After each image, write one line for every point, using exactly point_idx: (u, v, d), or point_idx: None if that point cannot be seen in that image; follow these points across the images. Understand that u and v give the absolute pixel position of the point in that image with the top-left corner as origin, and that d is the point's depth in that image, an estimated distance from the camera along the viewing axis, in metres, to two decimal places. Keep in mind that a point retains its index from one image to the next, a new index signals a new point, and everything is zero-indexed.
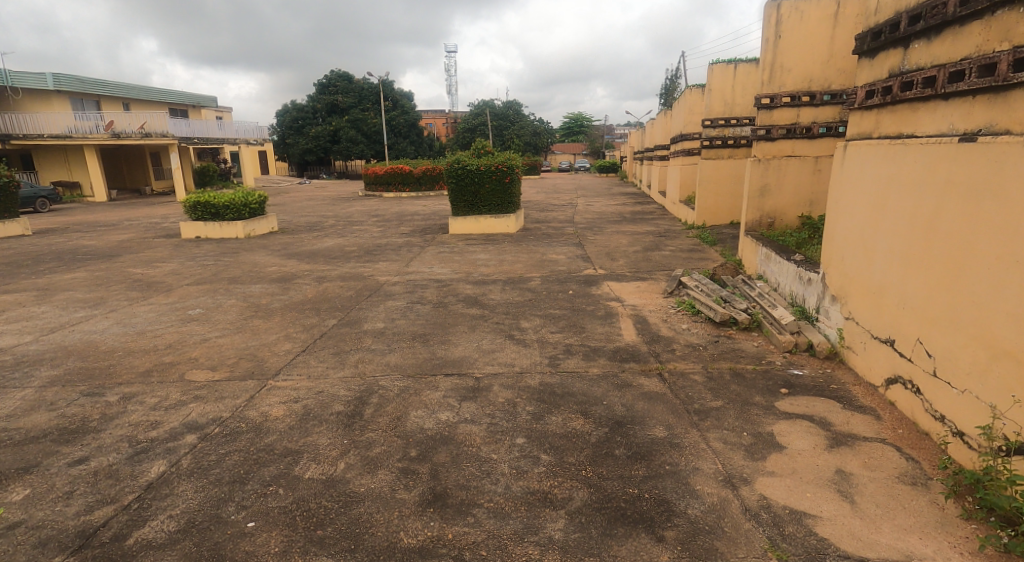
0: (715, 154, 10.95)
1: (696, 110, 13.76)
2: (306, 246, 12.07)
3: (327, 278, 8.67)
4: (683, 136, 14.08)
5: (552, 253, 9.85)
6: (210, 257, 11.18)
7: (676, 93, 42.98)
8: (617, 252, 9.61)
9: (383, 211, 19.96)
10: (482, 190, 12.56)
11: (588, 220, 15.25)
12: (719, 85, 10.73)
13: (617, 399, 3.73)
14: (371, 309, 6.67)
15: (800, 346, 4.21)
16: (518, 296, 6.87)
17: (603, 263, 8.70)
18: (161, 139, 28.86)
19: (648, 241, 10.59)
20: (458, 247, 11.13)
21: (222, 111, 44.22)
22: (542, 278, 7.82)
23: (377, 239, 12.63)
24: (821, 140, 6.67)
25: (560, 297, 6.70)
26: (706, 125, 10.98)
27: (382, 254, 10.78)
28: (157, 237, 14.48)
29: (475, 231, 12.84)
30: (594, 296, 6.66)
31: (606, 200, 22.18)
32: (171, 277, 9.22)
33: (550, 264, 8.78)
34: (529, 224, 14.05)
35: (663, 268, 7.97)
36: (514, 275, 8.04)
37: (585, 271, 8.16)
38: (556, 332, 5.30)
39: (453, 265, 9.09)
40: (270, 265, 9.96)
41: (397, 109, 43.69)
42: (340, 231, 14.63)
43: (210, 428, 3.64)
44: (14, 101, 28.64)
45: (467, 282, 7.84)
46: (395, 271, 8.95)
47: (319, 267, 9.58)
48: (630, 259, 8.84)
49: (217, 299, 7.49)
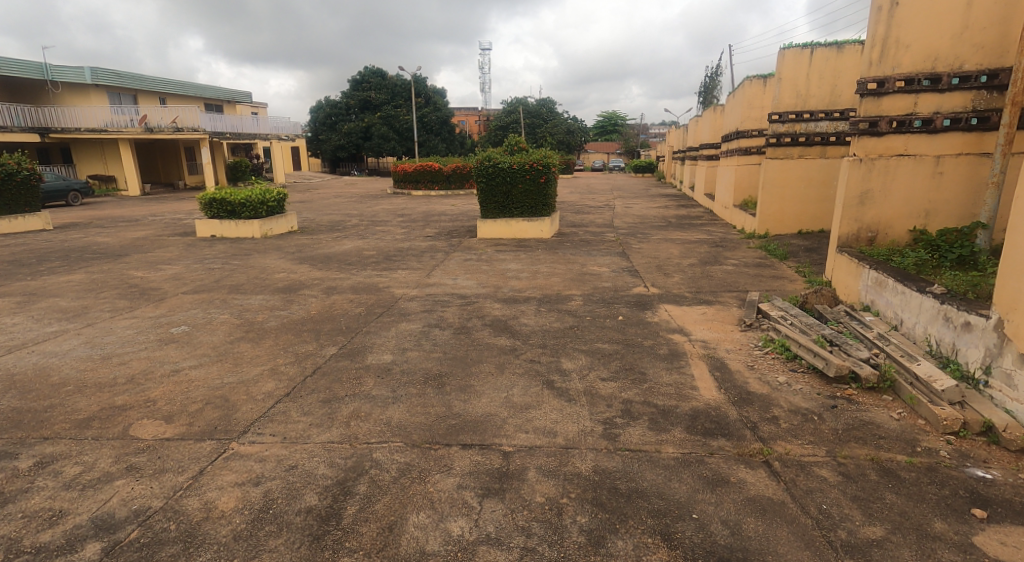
0: (783, 152, 9.69)
1: (755, 104, 12.42)
2: (324, 249, 11.09)
3: (338, 289, 7.59)
4: (739, 133, 12.75)
5: (594, 264, 8.64)
6: (220, 259, 10.28)
7: (717, 92, 41.25)
8: (669, 265, 8.37)
9: (409, 210, 18.99)
10: (514, 190, 11.45)
11: (628, 224, 14.01)
12: (790, 74, 9.43)
13: (712, 511, 2.53)
14: (381, 333, 5.56)
15: (971, 428, 2.98)
16: (557, 322, 5.69)
17: (654, 279, 7.46)
18: (193, 134, 28.59)
19: (703, 252, 9.31)
20: (487, 254, 9.99)
21: (256, 106, 44.14)
22: (584, 298, 6.61)
23: (399, 242, 11.64)
24: (945, 134, 5.35)
25: (608, 325, 5.51)
26: (774, 119, 9.73)
27: (404, 260, 9.70)
28: (172, 234, 13.66)
29: (506, 236, 11.70)
30: (650, 326, 5.44)
31: (645, 202, 20.89)
32: (170, 282, 8.28)
33: (592, 279, 7.58)
34: (565, 228, 12.84)
35: (729, 289, 6.71)
36: (550, 294, 6.86)
37: (634, 289, 6.94)
38: (609, 380, 4.11)
39: (481, 278, 7.98)
40: (279, 271, 8.97)
41: (430, 106, 43.02)
42: (362, 232, 13.67)
43: (123, 531, 2.57)
44: (53, 94, 28.73)
45: (495, 301, 6.69)
46: (415, 283, 7.85)
47: (332, 275, 8.54)
48: (687, 276, 7.59)
49: (209, 313, 6.48)
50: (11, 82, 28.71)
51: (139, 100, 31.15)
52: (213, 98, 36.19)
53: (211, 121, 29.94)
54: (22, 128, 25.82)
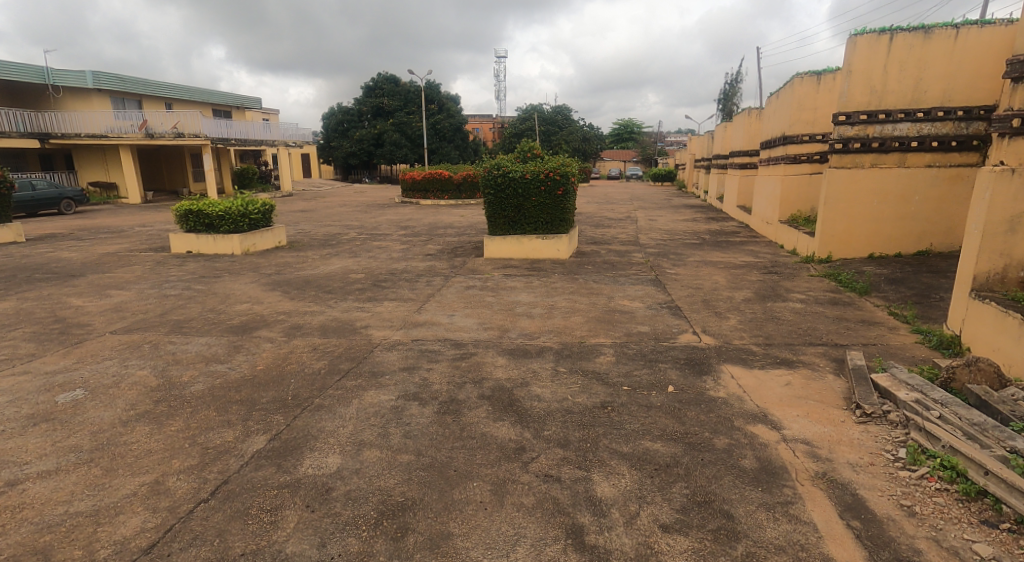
0: (852, 161, 8.24)
1: (808, 105, 10.86)
2: (306, 270, 9.59)
3: (304, 330, 6.06)
4: (787, 138, 11.17)
5: (623, 297, 7.07)
6: (184, 282, 8.81)
7: (738, 100, 39.89)
8: (718, 300, 6.78)
9: (414, 221, 17.53)
10: (527, 203, 9.92)
11: (656, 240, 12.43)
12: (863, 65, 7.95)
13: None
14: (336, 409, 4.00)
15: None
16: (582, 396, 4.10)
17: (704, 322, 5.88)
18: (196, 141, 27.45)
19: (756, 281, 7.70)
20: (494, 279, 8.49)
21: (265, 113, 43.29)
22: (617, 353, 5.02)
23: (394, 263, 10.16)
24: None
25: (657, 402, 3.93)
26: (841, 121, 8.28)
27: (395, 287, 8.17)
28: (145, 249, 12.20)
29: (516, 255, 10.13)
30: (715, 406, 3.84)
31: (670, 213, 19.34)
32: (107, 316, 6.78)
33: (624, 321, 5.99)
34: (584, 247, 11.25)
35: (809, 339, 5.12)
36: (571, 346, 5.28)
37: (682, 339, 5.36)
38: (676, 533, 2.53)
39: (483, 317, 6.40)
40: (245, 301, 7.49)
41: (443, 113, 41.83)
42: (356, 248, 12.20)
43: None
44: (54, 99, 27.82)
45: (498, 354, 5.12)
46: (400, 322, 6.31)
47: (304, 308, 7.02)
48: (744, 319, 5.96)
49: (126, 367, 4.94)
50: (11, 86, 27.84)
51: (143, 105, 30.11)
52: (221, 104, 35.22)
53: (218, 126, 28.80)
54: (21, 133, 24.91)
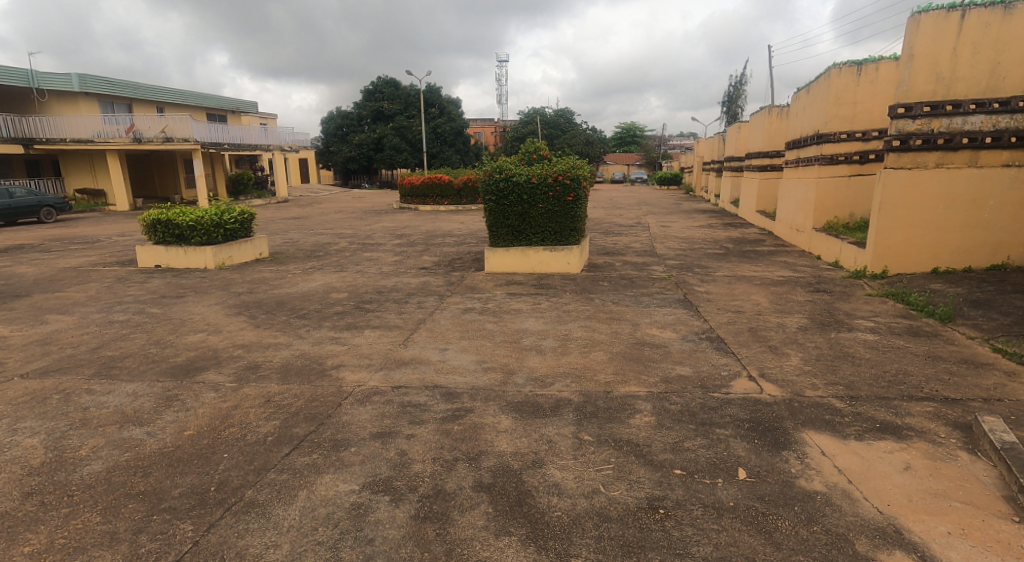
0: (912, 160, 7.08)
1: (845, 99, 9.70)
2: (282, 289, 8.42)
3: (261, 372, 4.89)
4: (821, 136, 10.00)
5: (650, 325, 5.89)
6: (141, 303, 7.65)
7: (743, 103, 38.93)
8: (767, 328, 5.60)
9: (410, 229, 16.37)
10: (533, 210, 8.77)
11: (675, 250, 11.24)
12: (928, 48, 6.81)
13: None
14: (273, 511, 2.83)
15: None
16: (619, 489, 2.93)
17: (758, 362, 4.70)
18: (185, 145, 25.85)
19: (806, 303, 6.53)
20: (497, 299, 7.32)
21: (262, 118, 42.27)
22: (656, 411, 3.84)
23: (383, 278, 9.00)
24: None
25: (729, 502, 2.76)
26: (898, 114, 7.12)
27: (381, 310, 7.00)
28: (110, 262, 11.03)
29: (521, 269, 8.95)
30: (814, 510, 2.68)
31: (684, 219, 18.18)
32: (31, 350, 5.62)
33: (658, 361, 4.81)
34: (596, 259, 10.06)
35: (904, 390, 3.96)
36: (595, 398, 4.11)
37: (737, 388, 4.18)
38: None
39: (483, 353, 5.22)
40: (202, 329, 6.33)
41: (444, 117, 40.79)
42: (343, 261, 11.02)
43: None
44: (39, 103, 26.75)
45: (500, 412, 3.95)
46: (381, 360, 5.13)
47: (268, 340, 5.84)
48: (809, 356, 4.77)
49: (16, 431, 3.78)
50: None
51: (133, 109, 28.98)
52: (215, 109, 34.19)
53: (213, 131, 27.70)
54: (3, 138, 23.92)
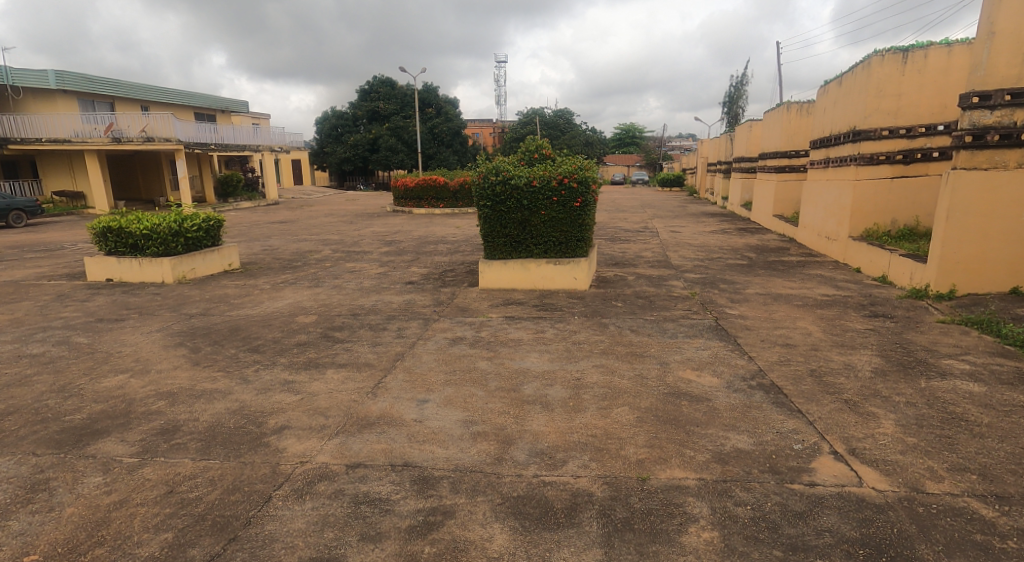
0: (989, 159, 5.94)
1: (889, 90, 8.54)
2: (241, 310, 7.20)
3: (176, 440, 3.68)
4: (860, 132, 8.84)
5: (683, 365, 4.68)
6: (70, 329, 6.43)
7: (746, 103, 37.88)
8: (833, 372, 4.41)
9: (400, 235, 15.14)
10: (535, 218, 7.59)
11: (693, 261, 10.03)
12: (1013, 24, 5.65)
13: None
14: None
15: None
16: None
17: (839, 428, 3.50)
18: (166, 143, 24.34)
19: (869, 334, 5.34)
20: (492, 325, 6.12)
21: (253, 117, 41.00)
22: (717, 522, 2.66)
23: (361, 296, 7.78)
24: None
25: None
26: (971, 104, 5.98)
27: (351, 340, 5.78)
28: (57, 275, 9.77)
29: (520, 285, 7.76)
30: None
31: (695, 223, 17.01)
32: None
33: (705, 426, 3.59)
34: (606, 272, 8.85)
35: None
36: (626, 493, 2.91)
37: (825, 476, 2.98)
38: None
39: (472, 408, 4.00)
40: (126, 366, 5.10)
41: (440, 117, 39.64)
42: (321, 273, 9.79)
43: None
44: (14, 101, 25.49)
45: (493, 519, 2.76)
46: (338, 418, 3.92)
47: (202, 386, 4.61)
48: (907, 419, 3.57)
49: None
50: None
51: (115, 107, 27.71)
52: (204, 108, 32.91)
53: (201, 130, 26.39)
54: None
